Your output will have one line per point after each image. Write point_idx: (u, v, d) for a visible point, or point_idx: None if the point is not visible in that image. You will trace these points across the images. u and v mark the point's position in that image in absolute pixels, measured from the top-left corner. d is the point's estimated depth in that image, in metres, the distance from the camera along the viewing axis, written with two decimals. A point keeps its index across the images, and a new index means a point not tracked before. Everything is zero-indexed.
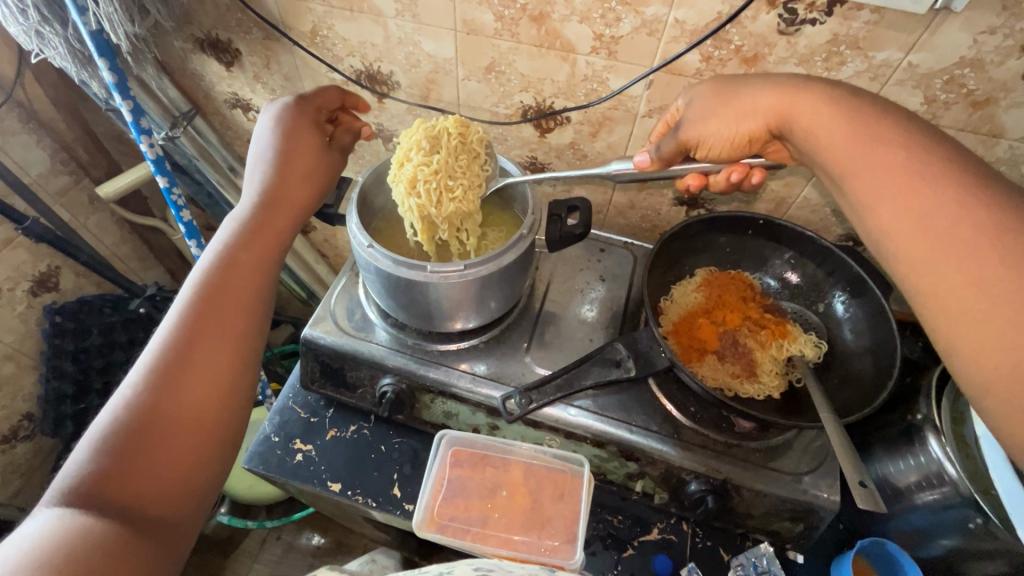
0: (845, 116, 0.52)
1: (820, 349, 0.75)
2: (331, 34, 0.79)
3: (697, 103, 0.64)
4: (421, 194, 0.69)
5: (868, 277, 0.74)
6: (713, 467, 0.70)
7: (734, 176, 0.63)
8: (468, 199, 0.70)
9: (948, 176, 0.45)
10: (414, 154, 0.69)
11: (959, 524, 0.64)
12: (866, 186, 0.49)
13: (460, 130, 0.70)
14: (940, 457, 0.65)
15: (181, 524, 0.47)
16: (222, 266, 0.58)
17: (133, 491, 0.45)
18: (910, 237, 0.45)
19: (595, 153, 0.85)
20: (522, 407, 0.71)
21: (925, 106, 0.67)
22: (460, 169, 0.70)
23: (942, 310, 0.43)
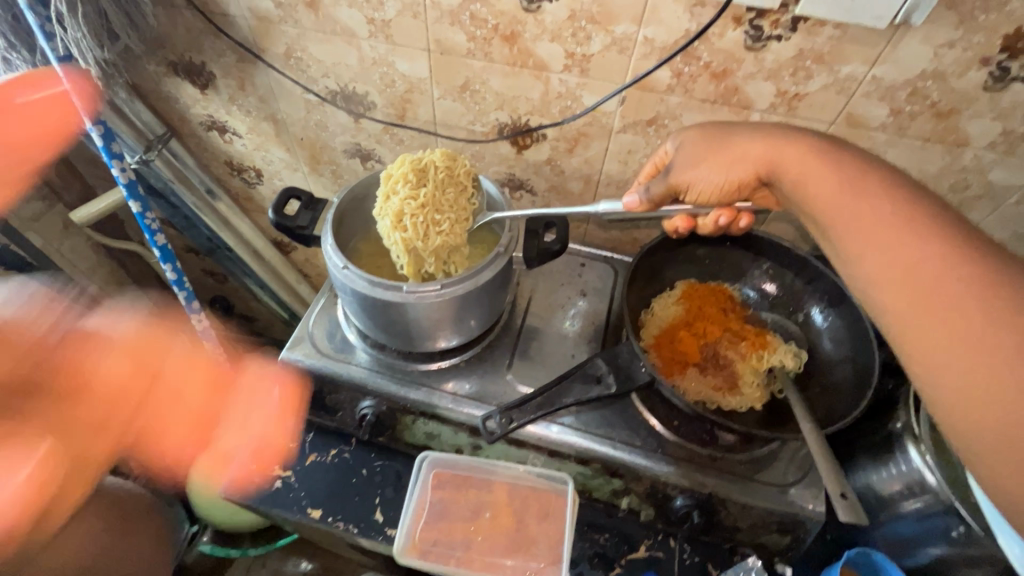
0: (831, 165, 0.52)
1: (801, 358, 0.75)
2: (305, 56, 0.79)
3: (687, 147, 0.63)
4: (407, 228, 0.68)
5: (846, 286, 0.75)
6: (697, 481, 0.69)
7: (722, 220, 0.63)
8: (456, 233, 0.69)
9: (933, 227, 0.44)
10: (400, 187, 0.68)
11: (943, 533, 0.64)
12: (850, 236, 0.48)
13: (446, 164, 0.70)
14: (920, 466, 0.65)
15: None
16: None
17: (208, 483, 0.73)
18: (897, 283, 0.43)
19: (572, 169, 0.85)
20: (502, 427, 0.70)
21: (891, 117, 0.68)
22: (448, 203, 0.69)
23: (929, 360, 0.41)
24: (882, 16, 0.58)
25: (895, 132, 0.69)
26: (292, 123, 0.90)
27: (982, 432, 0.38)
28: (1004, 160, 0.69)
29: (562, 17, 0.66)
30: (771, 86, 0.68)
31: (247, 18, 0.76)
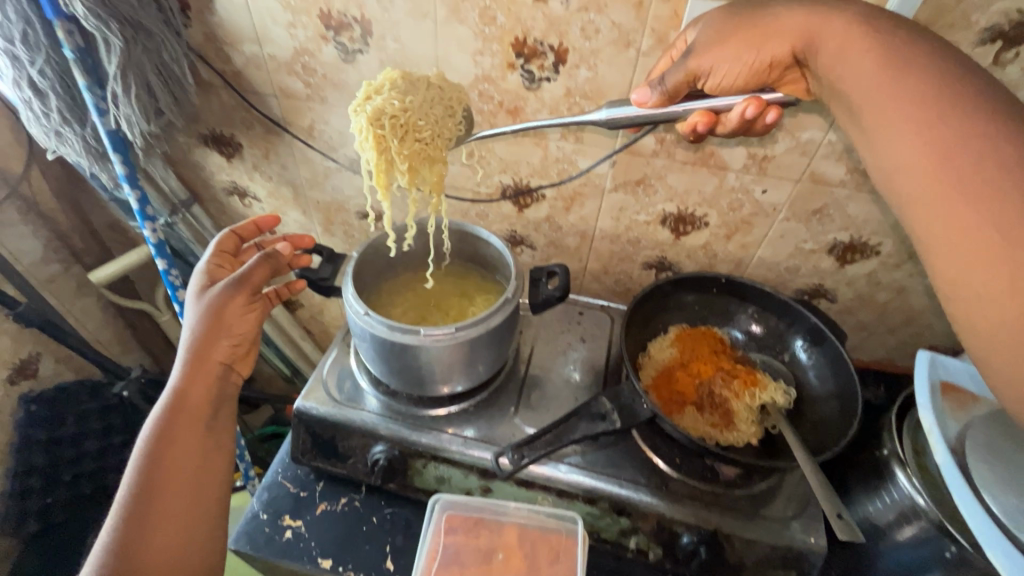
0: (875, 38, 0.54)
1: (790, 395, 0.80)
2: (327, 128, 0.88)
3: (706, 29, 0.62)
4: (385, 127, 0.67)
5: (826, 327, 0.81)
6: (700, 516, 0.72)
7: (749, 111, 0.58)
8: (434, 144, 0.70)
9: (981, 112, 0.46)
10: (386, 90, 0.68)
11: (940, 558, 0.66)
12: (886, 110, 0.51)
13: (439, 85, 0.71)
14: (910, 490, 0.68)
15: (198, 386, 0.65)
16: (180, 393, 0.64)
17: (183, 415, 0.63)
18: (924, 171, 0.47)
19: (570, 226, 0.93)
20: (514, 463, 0.73)
21: (849, 174, 0.76)
22: (431, 114, 0.70)
23: (944, 239, 0.46)
24: None
25: (854, 188, 0.78)
26: (310, 187, 0.98)
27: (996, 337, 0.43)
28: None
29: (559, 94, 0.76)
30: (742, 150, 0.77)
31: (277, 97, 0.85)
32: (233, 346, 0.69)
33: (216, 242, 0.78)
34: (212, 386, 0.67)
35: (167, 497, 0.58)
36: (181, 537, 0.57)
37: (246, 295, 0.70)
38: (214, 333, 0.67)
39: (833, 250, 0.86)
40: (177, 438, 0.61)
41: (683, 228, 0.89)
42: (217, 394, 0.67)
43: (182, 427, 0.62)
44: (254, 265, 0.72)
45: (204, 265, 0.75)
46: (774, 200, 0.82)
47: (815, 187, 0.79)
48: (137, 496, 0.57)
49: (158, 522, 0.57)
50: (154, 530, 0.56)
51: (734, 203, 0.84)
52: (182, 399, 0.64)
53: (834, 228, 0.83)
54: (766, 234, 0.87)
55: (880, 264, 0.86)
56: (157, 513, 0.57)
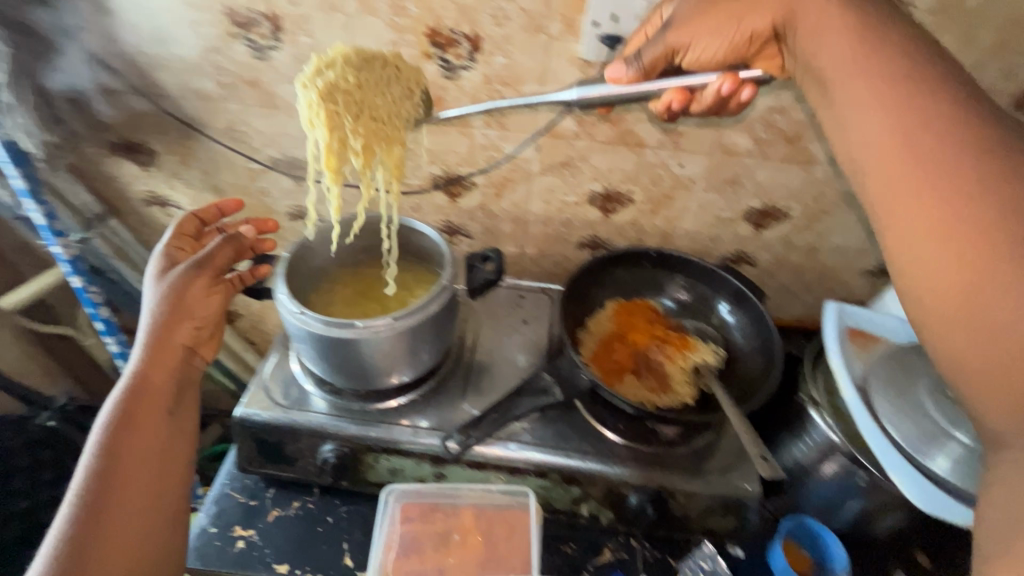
0: (852, 21, 0.58)
1: (719, 355, 0.85)
2: (247, 128, 0.86)
3: (684, 4, 0.65)
4: (340, 104, 0.65)
5: (748, 289, 0.87)
6: (645, 475, 0.77)
7: (725, 87, 0.61)
8: (394, 124, 0.70)
9: (940, 97, 0.51)
10: (338, 64, 0.66)
11: (856, 487, 0.73)
12: (858, 88, 0.55)
13: (396, 64, 0.70)
14: (824, 429, 0.75)
15: (162, 364, 0.67)
16: (141, 374, 0.66)
17: (146, 390, 0.65)
18: (888, 153, 0.52)
19: (503, 211, 0.95)
20: (462, 444, 0.76)
21: (754, 144, 0.82)
22: (387, 92, 0.69)
23: (897, 212, 0.50)
24: None
25: (760, 156, 0.84)
26: (235, 191, 0.95)
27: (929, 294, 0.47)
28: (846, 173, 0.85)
29: (478, 82, 0.78)
30: (657, 127, 0.81)
31: (190, 98, 0.82)
32: (195, 329, 0.72)
33: (176, 224, 0.80)
34: (175, 366, 0.69)
35: (130, 472, 0.60)
36: (142, 511, 0.59)
37: (206, 279, 0.74)
38: (176, 318, 0.70)
39: (748, 217, 0.92)
40: (140, 414, 0.63)
41: (611, 206, 0.93)
42: (181, 373, 0.70)
43: (146, 402, 0.64)
44: (216, 248, 0.77)
45: (164, 247, 0.77)
46: (691, 173, 0.87)
47: (726, 157, 0.84)
48: (99, 473, 0.58)
49: (122, 497, 0.58)
50: (117, 504, 0.57)
51: (655, 178, 0.88)
52: (144, 376, 0.66)
53: (747, 195, 0.89)
54: (688, 206, 0.91)
55: (791, 227, 0.93)
56: (120, 489, 0.58)
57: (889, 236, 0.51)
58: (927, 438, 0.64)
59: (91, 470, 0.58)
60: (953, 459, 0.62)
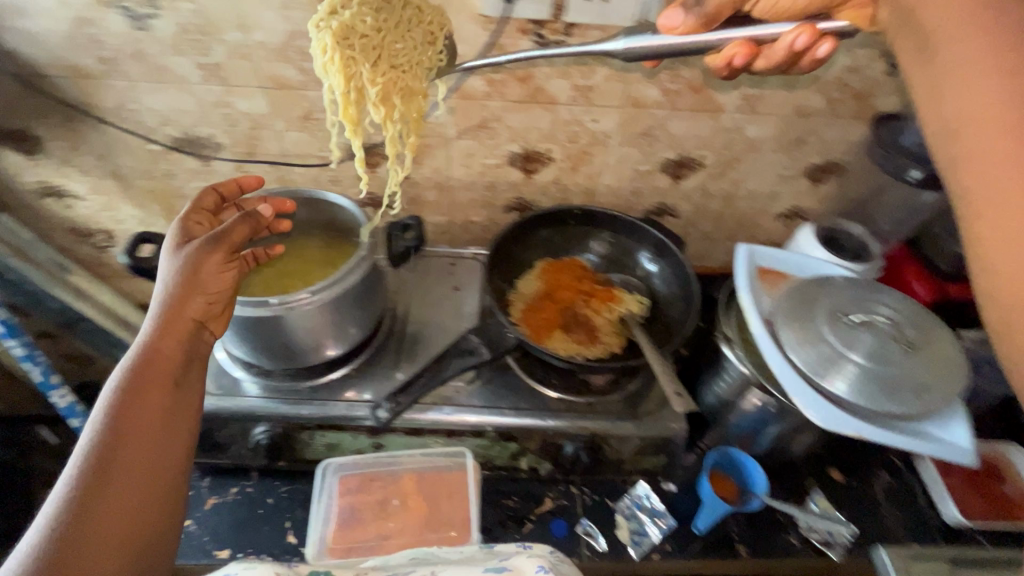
0: None
1: (644, 304, 0.89)
2: (139, 107, 0.81)
3: None
4: (355, 47, 0.62)
5: (667, 238, 0.90)
6: (578, 424, 0.79)
7: (800, 40, 0.55)
8: (414, 73, 0.66)
9: None
10: (354, 3, 0.63)
11: (772, 414, 0.78)
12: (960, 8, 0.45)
13: (416, 4, 0.66)
14: (736, 364, 0.79)
15: (169, 339, 0.58)
16: (149, 348, 0.56)
17: (151, 369, 0.55)
18: (985, 90, 0.42)
19: (425, 179, 0.94)
20: (391, 412, 0.76)
21: (662, 95, 0.84)
22: (408, 36, 0.66)
23: (975, 167, 0.42)
24: (628, 14, 0.73)
25: (670, 107, 0.85)
26: (138, 175, 0.90)
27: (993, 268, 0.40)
28: (752, 119, 0.88)
29: None
30: (566, 83, 0.81)
31: (69, 77, 0.77)
32: (208, 304, 0.62)
33: (194, 199, 0.72)
34: (183, 344, 0.59)
35: (134, 461, 0.49)
36: (136, 511, 0.48)
37: (223, 252, 0.64)
38: (188, 290, 0.60)
39: (666, 168, 0.95)
40: (141, 396, 0.52)
41: (532, 166, 0.93)
42: (190, 353, 0.60)
43: (150, 382, 0.54)
44: (234, 223, 0.67)
45: (181, 219, 0.69)
46: (606, 128, 0.88)
47: (637, 110, 0.85)
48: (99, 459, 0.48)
49: (116, 491, 0.47)
50: (112, 499, 0.47)
51: (572, 135, 0.88)
52: (150, 353, 0.56)
53: (662, 148, 0.91)
54: (607, 161, 0.93)
55: (707, 176, 0.96)
56: (119, 480, 0.47)
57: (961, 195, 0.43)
58: (825, 362, 0.68)
59: (90, 455, 0.48)
60: (848, 379, 0.67)
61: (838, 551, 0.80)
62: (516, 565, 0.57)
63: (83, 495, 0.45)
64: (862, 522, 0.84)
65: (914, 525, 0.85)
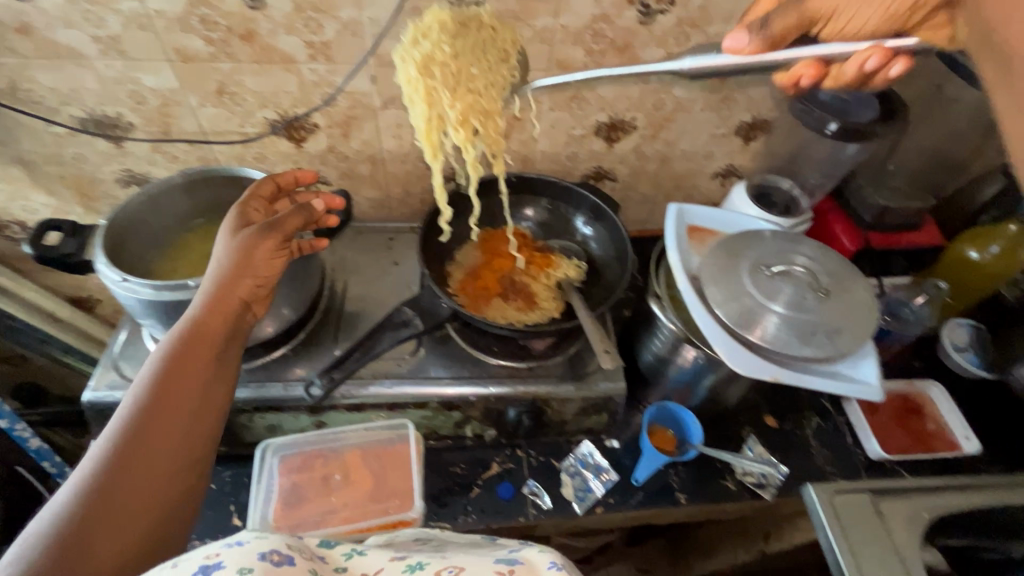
0: None
1: (581, 269, 0.90)
2: (35, 86, 0.76)
3: None
4: (436, 77, 0.67)
5: (602, 201, 0.90)
6: (519, 390, 0.80)
7: (871, 62, 0.54)
8: (487, 95, 0.69)
9: None
10: (434, 32, 0.66)
11: (703, 367, 0.81)
12: None
13: (491, 25, 0.69)
14: (664, 321, 0.81)
15: (217, 315, 0.62)
16: (195, 325, 0.61)
17: (197, 342, 0.60)
18: None
19: (356, 152, 0.92)
20: (326, 387, 0.74)
21: (588, 57, 0.83)
22: (484, 59, 0.69)
23: None
24: None
25: (597, 69, 0.85)
26: (45, 161, 0.85)
27: None
28: (679, 78, 0.88)
29: (288, 11, 0.71)
30: None
31: None
32: (255, 287, 0.66)
33: (253, 185, 0.73)
34: (229, 322, 0.63)
35: (167, 428, 0.54)
36: (166, 471, 0.52)
37: (275, 240, 0.67)
38: (238, 273, 0.64)
39: (599, 132, 0.95)
40: (183, 366, 0.58)
41: None
42: (233, 331, 0.64)
43: (191, 354, 0.59)
44: (289, 214, 0.69)
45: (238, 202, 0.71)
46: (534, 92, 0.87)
47: (564, 73, 0.85)
48: (135, 425, 0.52)
49: (145, 456, 0.51)
50: (145, 457, 0.51)
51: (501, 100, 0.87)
52: (196, 327, 0.61)
53: (593, 110, 0.91)
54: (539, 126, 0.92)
55: (640, 138, 0.97)
56: (154, 440, 0.52)
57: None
58: (747, 315, 0.71)
59: (127, 420, 0.52)
60: (769, 329, 0.69)
61: (770, 492, 0.85)
62: (530, 558, 0.50)
63: (120, 451, 0.50)
64: (793, 463, 0.89)
65: (842, 462, 0.90)
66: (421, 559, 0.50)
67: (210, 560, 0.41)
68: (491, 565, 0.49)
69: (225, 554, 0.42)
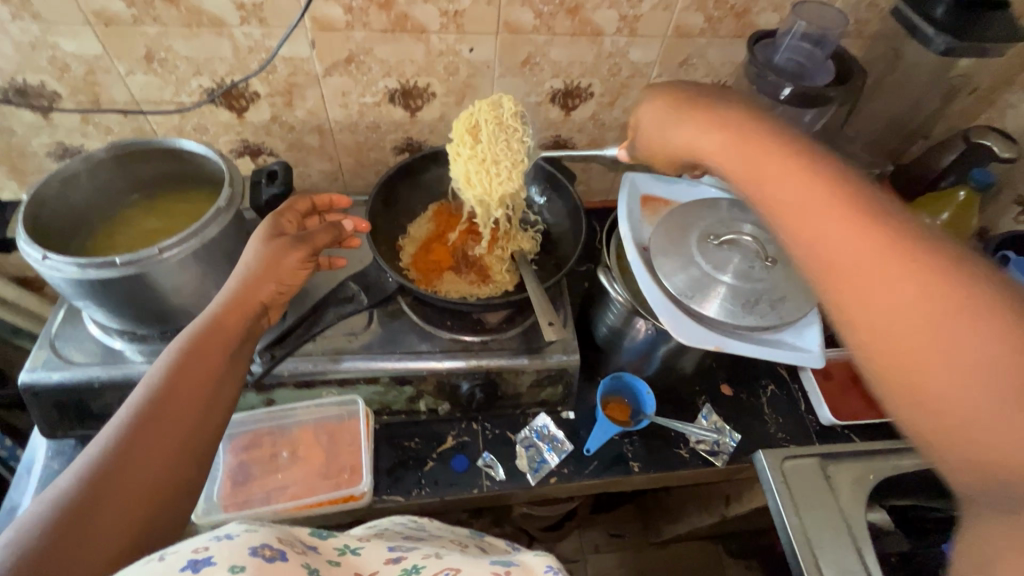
0: (765, 153, 0.46)
1: (537, 241, 0.89)
2: None
3: (655, 110, 0.59)
4: (474, 184, 0.81)
5: (558, 171, 0.88)
6: (471, 363, 0.79)
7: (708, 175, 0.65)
8: (513, 175, 0.80)
9: (928, 257, 0.37)
10: (459, 151, 0.81)
11: (655, 337, 0.80)
12: (815, 234, 0.41)
13: (492, 116, 0.79)
14: (612, 292, 0.81)
15: (237, 314, 0.60)
16: (214, 320, 0.58)
17: (214, 341, 0.57)
18: (916, 302, 0.36)
19: (301, 122, 0.88)
20: (266, 364, 0.73)
21: (538, 20, 0.80)
22: (499, 149, 0.79)
23: (930, 400, 0.35)
24: None
25: (548, 32, 0.81)
26: None
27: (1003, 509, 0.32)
28: (634, 42, 0.85)
29: None
30: (432, 8, 0.76)
31: None
32: (277, 292, 0.64)
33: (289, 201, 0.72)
34: (248, 322, 0.61)
35: (174, 424, 0.50)
36: (166, 470, 0.48)
37: (304, 250, 0.66)
38: (264, 275, 0.62)
39: (555, 99, 0.92)
40: (197, 360, 0.55)
41: (414, 103, 0.88)
42: (249, 333, 0.61)
43: (208, 351, 0.56)
44: (320, 230, 0.69)
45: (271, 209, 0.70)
46: (484, 57, 0.84)
47: (514, 37, 0.81)
48: (143, 418, 0.49)
49: (146, 450, 0.48)
50: (147, 453, 0.48)
51: (450, 66, 0.84)
52: (216, 323, 0.58)
53: (547, 76, 0.88)
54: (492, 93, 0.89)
55: (598, 105, 0.94)
56: (159, 437, 0.49)
57: (859, 335, 0.38)
58: (695, 285, 0.70)
59: (136, 412, 0.50)
60: (717, 298, 0.69)
61: (722, 459, 0.86)
62: (526, 561, 0.52)
63: (124, 445, 0.47)
64: (747, 429, 0.90)
65: (794, 428, 0.91)
66: (418, 562, 0.48)
67: (199, 555, 0.38)
68: (487, 567, 0.49)
69: (214, 549, 0.39)
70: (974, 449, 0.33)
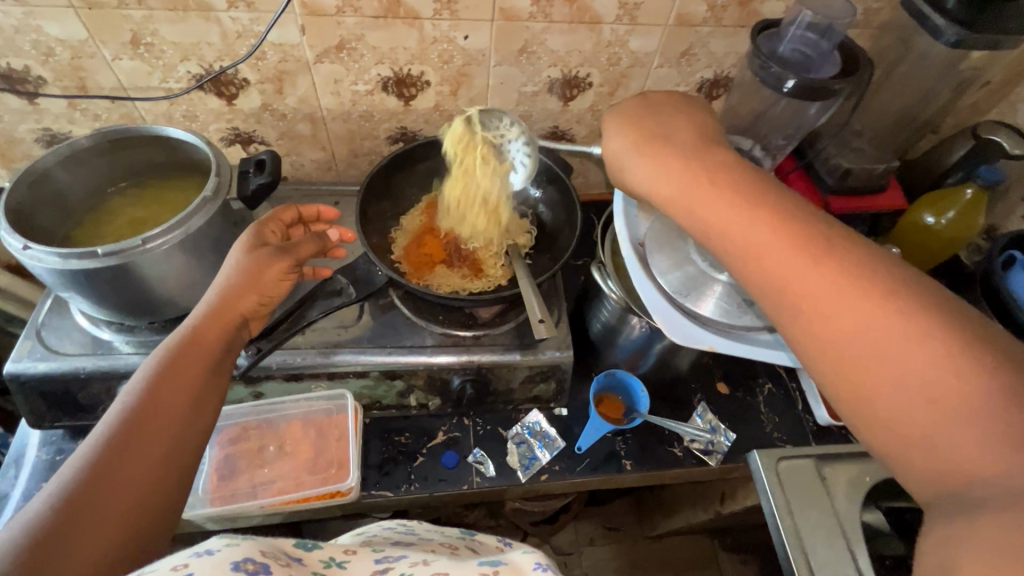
0: (722, 194, 0.47)
1: (530, 235, 0.87)
2: None
3: (618, 140, 0.57)
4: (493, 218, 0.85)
5: (554, 163, 0.86)
6: (463, 359, 0.77)
7: None
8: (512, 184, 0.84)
9: (884, 286, 0.39)
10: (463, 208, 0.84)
11: (649, 334, 0.79)
12: (769, 272, 0.43)
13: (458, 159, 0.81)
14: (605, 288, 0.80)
15: (216, 327, 0.58)
16: (193, 333, 0.57)
17: (194, 354, 0.55)
18: (873, 333, 0.38)
19: (292, 110, 0.86)
20: (252, 358, 0.71)
21: (535, 6, 0.77)
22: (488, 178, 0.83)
23: (892, 426, 0.37)
24: None
25: (546, 19, 0.79)
26: None
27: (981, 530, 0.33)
28: (634, 31, 0.82)
29: None
30: None
31: None
32: (258, 304, 0.62)
33: (273, 211, 0.72)
34: (228, 335, 0.59)
35: (154, 439, 0.49)
36: (146, 487, 0.47)
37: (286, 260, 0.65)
38: (245, 287, 0.61)
39: (552, 88, 0.90)
40: (176, 374, 0.53)
41: (407, 91, 0.86)
42: (230, 346, 0.60)
43: (186, 364, 0.54)
44: (301, 240, 0.68)
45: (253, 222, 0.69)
46: (479, 45, 0.81)
47: (510, 24, 0.79)
48: (120, 434, 0.48)
49: (123, 466, 0.46)
50: (125, 470, 0.46)
51: (444, 54, 0.82)
52: (195, 336, 0.57)
53: (545, 65, 0.86)
54: (488, 82, 0.87)
55: (597, 95, 0.92)
56: (138, 453, 0.48)
57: (820, 362, 0.41)
58: (688, 284, 0.69)
59: (106, 435, 0.47)
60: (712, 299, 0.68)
61: (716, 459, 0.85)
62: (514, 560, 0.50)
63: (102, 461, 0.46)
64: (742, 429, 0.89)
65: (791, 428, 0.90)
66: (404, 572, 0.46)
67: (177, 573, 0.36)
68: (474, 567, 0.47)
69: (194, 566, 0.37)
70: (938, 462, 0.36)
